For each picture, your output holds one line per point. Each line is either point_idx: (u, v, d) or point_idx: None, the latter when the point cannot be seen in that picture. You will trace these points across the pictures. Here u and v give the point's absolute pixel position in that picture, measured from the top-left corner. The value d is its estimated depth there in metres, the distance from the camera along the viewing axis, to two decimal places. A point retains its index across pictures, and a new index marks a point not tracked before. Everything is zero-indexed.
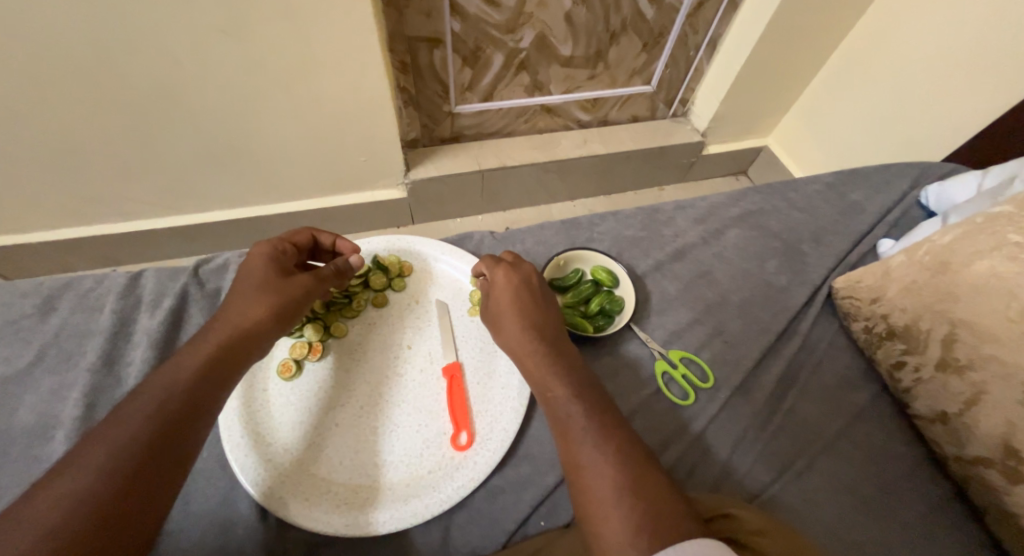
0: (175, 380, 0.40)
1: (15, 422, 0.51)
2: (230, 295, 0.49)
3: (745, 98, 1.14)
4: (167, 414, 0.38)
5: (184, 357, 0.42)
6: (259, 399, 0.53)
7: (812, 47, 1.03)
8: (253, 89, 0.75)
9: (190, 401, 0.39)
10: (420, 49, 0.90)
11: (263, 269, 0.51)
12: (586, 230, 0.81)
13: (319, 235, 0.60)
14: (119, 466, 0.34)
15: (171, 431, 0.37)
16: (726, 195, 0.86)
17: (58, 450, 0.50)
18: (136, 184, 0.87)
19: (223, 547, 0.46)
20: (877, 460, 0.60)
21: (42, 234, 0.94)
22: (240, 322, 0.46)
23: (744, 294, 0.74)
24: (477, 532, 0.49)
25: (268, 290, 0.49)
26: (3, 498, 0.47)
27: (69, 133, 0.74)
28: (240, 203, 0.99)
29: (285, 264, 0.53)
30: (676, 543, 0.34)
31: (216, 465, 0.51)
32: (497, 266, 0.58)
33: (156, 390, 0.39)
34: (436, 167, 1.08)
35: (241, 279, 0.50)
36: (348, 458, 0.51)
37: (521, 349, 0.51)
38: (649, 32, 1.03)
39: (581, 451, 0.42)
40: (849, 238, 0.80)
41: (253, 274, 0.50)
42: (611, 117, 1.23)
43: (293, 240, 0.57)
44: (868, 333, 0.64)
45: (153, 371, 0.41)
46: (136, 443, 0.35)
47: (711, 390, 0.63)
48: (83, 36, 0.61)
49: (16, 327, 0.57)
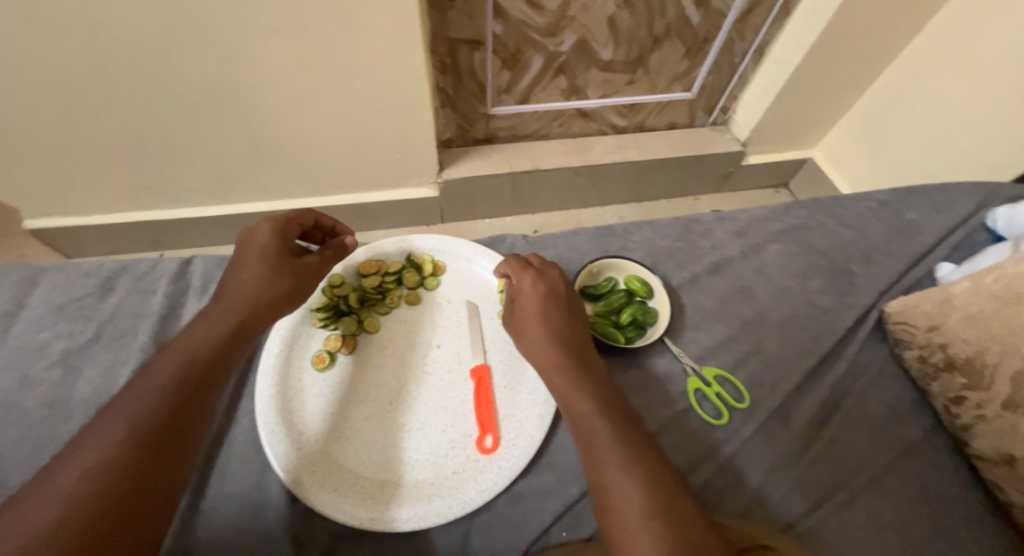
0: (188, 362, 0.42)
1: (73, 394, 0.54)
2: (244, 267, 0.50)
3: (792, 108, 1.09)
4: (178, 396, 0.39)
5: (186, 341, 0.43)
6: (293, 386, 0.54)
7: (869, 57, 0.99)
8: (301, 87, 0.77)
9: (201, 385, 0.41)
10: (461, 50, 0.91)
11: (282, 246, 0.52)
12: (620, 238, 0.79)
13: (324, 217, 0.61)
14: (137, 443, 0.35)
15: (182, 411, 0.38)
16: (770, 209, 0.83)
17: None
18: (186, 172, 0.91)
19: (253, 530, 0.47)
20: (925, 499, 0.56)
21: (99, 217, 0.99)
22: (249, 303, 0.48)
23: (785, 313, 0.71)
24: (497, 537, 0.49)
25: (287, 271, 0.51)
26: None
27: (130, 124, 0.79)
28: (282, 195, 1.02)
29: (292, 245, 0.54)
30: None
31: (250, 449, 0.52)
32: (523, 273, 0.57)
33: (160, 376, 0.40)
34: (469, 167, 1.09)
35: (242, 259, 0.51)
36: (375, 453, 0.51)
37: (545, 359, 0.50)
38: (694, 38, 1.01)
39: (608, 471, 0.41)
40: (902, 260, 0.76)
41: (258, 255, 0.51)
42: (648, 123, 1.20)
43: (304, 218, 0.58)
44: (923, 363, 0.61)
45: (162, 354, 0.42)
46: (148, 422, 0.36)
47: (747, 411, 0.61)
48: (149, 34, 0.64)
49: (78, 304, 0.60)
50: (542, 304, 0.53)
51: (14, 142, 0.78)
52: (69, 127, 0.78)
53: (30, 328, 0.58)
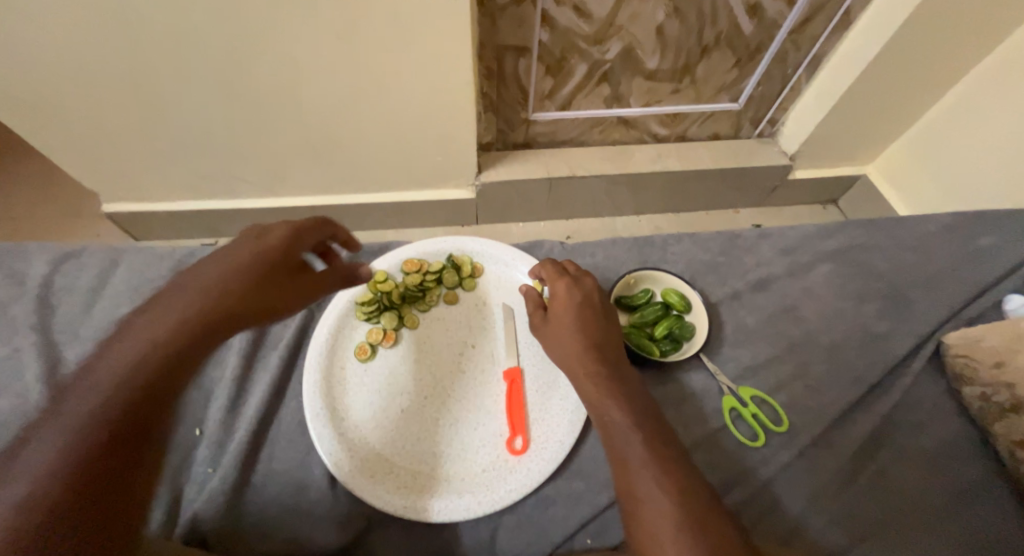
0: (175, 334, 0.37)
1: None
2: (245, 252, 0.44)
3: (848, 122, 1.05)
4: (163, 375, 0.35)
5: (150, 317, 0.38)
6: (336, 374, 0.57)
7: (935, 73, 0.93)
8: (354, 89, 0.80)
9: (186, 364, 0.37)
10: (507, 56, 0.92)
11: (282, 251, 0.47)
12: (659, 249, 0.79)
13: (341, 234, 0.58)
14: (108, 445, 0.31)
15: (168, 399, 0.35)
16: (820, 227, 0.80)
17: None
18: (245, 165, 0.97)
19: (295, 506, 0.50)
20: (979, 545, 0.53)
21: (165, 205, 1.07)
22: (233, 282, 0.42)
23: (833, 337, 0.68)
24: (524, 537, 0.50)
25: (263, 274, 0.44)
26: None
27: (197, 119, 0.84)
28: (330, 190, 1.07)
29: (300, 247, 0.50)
30: None
31: (295, 430, 0.55)
32: (559, 279, 0.57)
33: (118, 361, 0.35)
34: (506, 171, 1.10)
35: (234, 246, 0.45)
36: (409, 445, 0.53)
37: (578, 367, 0.50)
38: (746, 47, 0.98)
39: (639, 484, 0.41)
40: (966, 290, 0.72)
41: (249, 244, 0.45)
42: (691, 133, 1.19)
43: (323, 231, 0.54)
44: (984, 401, 0.58)
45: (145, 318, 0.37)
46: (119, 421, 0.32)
47: (785, 435, 0.60)
48: (220, 37, 0.69)
49: (151, 284, 0.65)
50: (578, 311, 0.54)
51: (96, 130, 0.85)
52: (145, 121, 0.84)
53: (110, 304, 0.63)
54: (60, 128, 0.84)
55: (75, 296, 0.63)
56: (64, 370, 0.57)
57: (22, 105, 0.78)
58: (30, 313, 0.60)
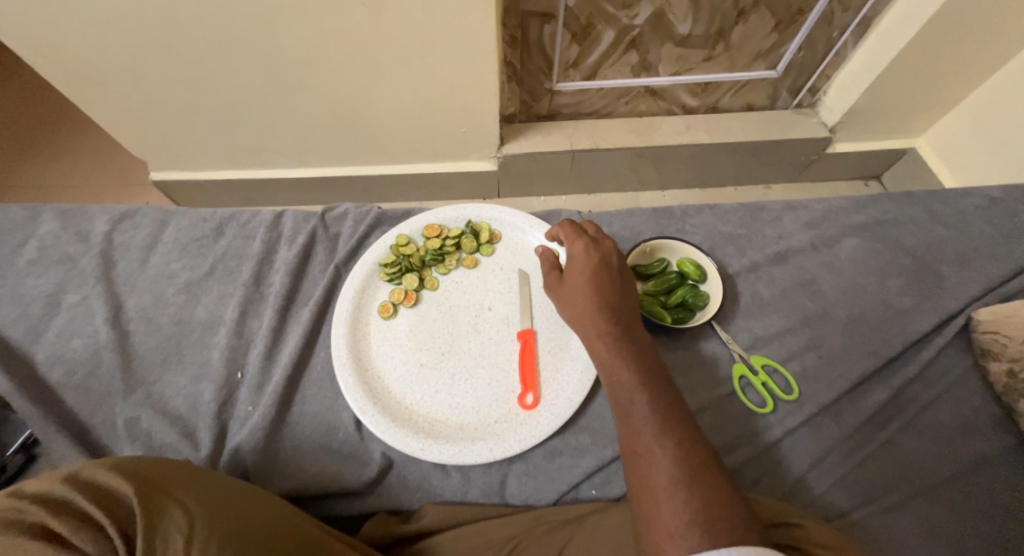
0: None
1: (195, 315, 0.64)
2: None
3: (894, 89, 1.00)
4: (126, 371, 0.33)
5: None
6: (362, 330, 0.61)
7: (996, 36, 0.87)
8: (382, 61, 0.82)
9: None
10: (533, 24, 0.92)
11: None
12: (679, 220, 0.79)
13: None
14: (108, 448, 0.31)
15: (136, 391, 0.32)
16: (850, 200, 0.78)
17: (219, 343, 0.62)
18: (279, 137, 1.01)
19: (326, 445, 0.55)
20: (987, 515, 0.54)
21: (205, 174, 1.13)
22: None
23: (853, 311, 0.68)
24: (532, 484, 0.53)
25: None
26: (181, 373, 0.60)
27: (234, 90, 0.88)
28: (359, 161, 1.10)
29: None
30: (727, 544, 0.35)
31: (325, 379, 0.60)
32: (577, 239, 0.58)
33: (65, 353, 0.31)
34: (529, 143, 1.11)
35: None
36: (428, 395, 0.57)
37: (591, 327, 0.52)
38: (786, 10, 0.94)
39: (642, 438, 0.43)
40: (1005, 265, 0.69)
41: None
42: (723, 102, 1.15)
43: None
44: (1010, 376, 0.57)
45: None
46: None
47: (794, 403, 0.61)
48: (255, 9, 0.71)
49: (198, 243, 0.70)
50: (594, 272, 0.55)
51: (143, 101, 0.90)
52: (187, 92, 0.88)
53: (163, 260, 0.68)
54: (111, 99, 0.90)
55: (133, 252, 0.69)
56: (128, 316, 0.64)
57: (78, 76, 0.84)
58: (95, 266, 0.66)
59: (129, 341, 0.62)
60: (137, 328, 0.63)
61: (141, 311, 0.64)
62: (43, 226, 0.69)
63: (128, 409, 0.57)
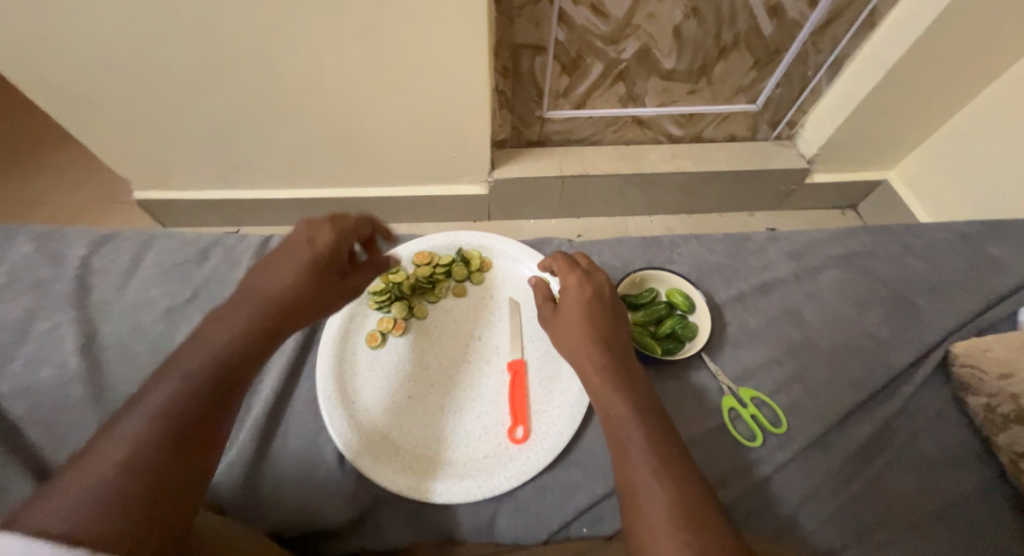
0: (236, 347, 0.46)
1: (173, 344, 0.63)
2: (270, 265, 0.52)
3: (869, 125, 1.04)
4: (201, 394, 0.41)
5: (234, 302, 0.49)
6: (348, 360, 0.60)
7: (958, 80, 0.92)
8: (375, 86, 0.83)
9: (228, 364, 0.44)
10: (524, 55, 0.94)
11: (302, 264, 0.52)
12: (667, 249, 0.80)
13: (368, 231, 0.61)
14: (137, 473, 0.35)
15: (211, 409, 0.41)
16: (830, 232, 0.80)
17: None
18: (267, 158, 1.00)
19: (306, 484, 0.52)
20: (972, 551, 0.54)
21: (188, 193, 1.10)
22: (262, 319, 0.48)
23: (837, 342, 0.69)
24: (522, 523, 0.52)
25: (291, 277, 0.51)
26: None
27: (224, 112, 0.87)
28: (348, 183, 1.09)
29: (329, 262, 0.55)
30: None
31: (308, 412, 0.58)
32: (571, 272, 0.58)
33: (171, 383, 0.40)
34: (520, 168, 1.12)
35: (264, 268, 0.52)
36: (417, 429, 0.56)
37: (585, 359, 0.52)
38: (764, 49, 0.98)
39: (639, 475, 0.42)
40: (977, 298, 0.72)
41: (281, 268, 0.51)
42: (706, 133, 1.19)
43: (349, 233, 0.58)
44: (988, 411, 0.58)
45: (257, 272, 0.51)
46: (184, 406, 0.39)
47: (783, 437, 0.61)
48: (249, 33, 0.72)
49: (179, 268, 0.69)
50: (587, 304, 0.55)
51: (128, 121, 0.89)
52: (174, 112, 0.87)
53: (141, 285, 0.67)
54: (95, 118, 0.88)
55: (112, 276, 0.67)
56: (101, 344, 0.61)
57: (61, 95, 0.82)
58: (66, 291, 0.64)
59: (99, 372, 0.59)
60: (110, 357, 0.60)
61: (113, 339, 0.62)
62: (15, 249, 0.67)
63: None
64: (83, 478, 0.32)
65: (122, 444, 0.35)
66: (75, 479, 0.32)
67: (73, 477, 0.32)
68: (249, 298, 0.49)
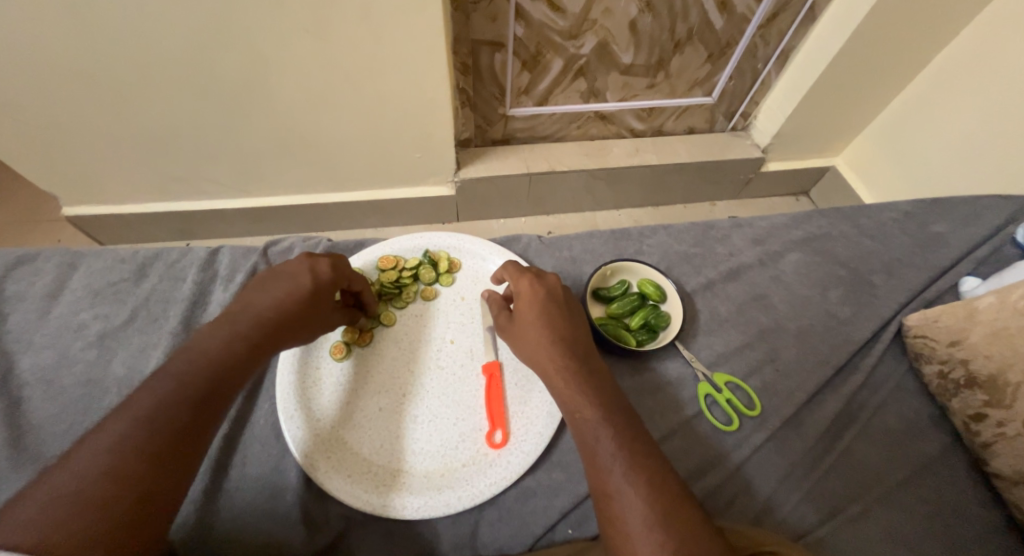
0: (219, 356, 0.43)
1: (109, 371, 0.58)
2: (273, 284, 0.49)
3: (818, 113, 1.08)
4: (184, 404, 0.39)
5: (234, 316, 0.46)
6: (312, 374, 0.56)
7: (896, 67, 0.97)
8: (326, 87, 0.79)
9: (217, 379, 0.42)
10: (482, 52, 0.92)
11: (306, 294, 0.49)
12: (636, 241, 0.80)
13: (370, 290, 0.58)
14: (108, 481, 0.34)
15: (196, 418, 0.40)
16: (789, 217, 0.82)
17: None
18: (215, 166, 0.94)
19: (273, 510, 0.49)
20: (938, 516, 0.56)
21: (129, 207, 1.03)
22: (254, 335, 0.46)
23: (802, 323, 0.70)
24: (506, 531, 0.50)
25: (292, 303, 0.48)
26: None
27: (162, 119, 0.82)
28: (305, 189, 1.05)
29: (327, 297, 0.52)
30: None
31: (270, 433, 0.54)
32: (522, 277, 0.57)
33: (155, 391, 0.39)
34: (485, 167, 1.10)
35: (263, 285, 0.49)
36: (388, 443, 0.53)
37: (549, 364, 0.50)
38: (717, 42, 1.00)
39: (611, 479, 0.41)
40: (924, 273, 0.75)
41: (285, 292, 0.48)
42: (667, 127, 1.20)
43: (354, 282, 0.55)
44: (942, 378, 0.61)
45: (266, 289, 0.49)
46: (170, 414, 0.39)
47: (758, 419, 0.61)
48: (183, 32, 0.67)
49: (115, 288, 0.64)
50: (544, 307, 0.53)
51: (54, 132, 0.82)
52: (106, 120, 0.81)
53: (70, 309, 0.62)
54: (15, 130, 0.80)
55: (30, 303, 0.62)
56: (19, 380, 0.56)
57: None
58: None
59: (24, 408, 0.54)
60: (32, 393, 0.55)
61: (39, 372, 0.57)
62: None
63: (14, 488, 0.49)
64: (61, 486, 0.33)
65: (102, 452, 0.35)
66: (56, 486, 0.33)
67: (52, 485, 0.33)
68: (252, 311, 0.47)
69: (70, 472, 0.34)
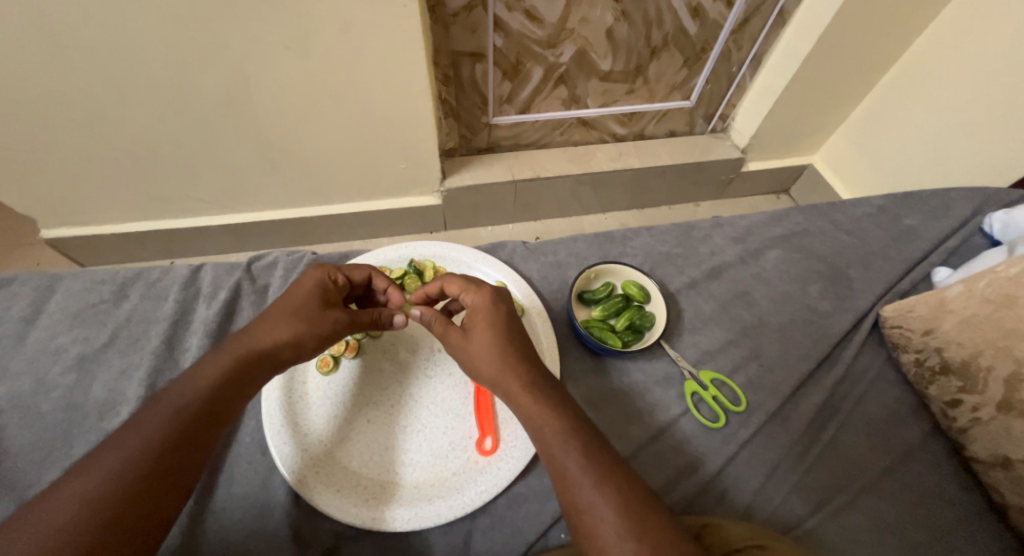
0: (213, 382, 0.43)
1: (90, 395, 0.57)
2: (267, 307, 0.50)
3: (792, 114, 1.11)
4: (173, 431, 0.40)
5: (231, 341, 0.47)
6: (298, 390, 0.56)
7: (864, 67, 1.00)
8: (308, 102, 0.79)
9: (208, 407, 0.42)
10: (463, 63, 0.93)
11: (305, 295, 0.50)
12: (620, 243, 0.80)
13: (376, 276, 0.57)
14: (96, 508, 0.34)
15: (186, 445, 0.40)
16: (768, 214, 0.84)
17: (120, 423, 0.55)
18: (197, 183, 0.93)
19: (262, 530, 0.49)
20: (921, 502, 0.57)
21: (109, 228, 1.02)
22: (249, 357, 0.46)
23: (784, 318, 0.72)
24: (499, 538, 0.50)
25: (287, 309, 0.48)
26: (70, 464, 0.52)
27: (142, 138, 0.81)
28: (289, 203, 1.04)
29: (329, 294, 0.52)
30: None
31: (257, 451, 0.54)
32: (476, 290, 0.54)
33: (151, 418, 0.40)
34: (470, 175, 1.11)
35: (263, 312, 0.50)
36: (375, 456, 0.53)
37: (510, 381, 0.48)
38: (691, 47, 1.02)
39: (582, 493, 0.41)
40: (899, 265, 0.77)
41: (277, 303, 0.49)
42: (647, 131, 1.22)
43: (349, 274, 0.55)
44: (919, 366, 0.62)
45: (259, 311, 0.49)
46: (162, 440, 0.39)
47: (744, 414, 0.62)
48: (163, 53, 0.67)
49: (95, 309, 0.63)
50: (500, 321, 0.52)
51: (32, 155, 0.81)
52: (85, 141, 0.80)
53: (47, 333, 0.61)
54: None
55: (7, 329, 0.61)
56: None
57: None
58: None
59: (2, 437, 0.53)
60: (10, 421, 0.54)
61: (17, 399, 0.56)
62: None
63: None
64: (51, 513, 0.33)
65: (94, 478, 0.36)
66: (45, 513, 0.33)
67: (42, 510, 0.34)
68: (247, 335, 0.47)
69: (64, 497, 0.34)
